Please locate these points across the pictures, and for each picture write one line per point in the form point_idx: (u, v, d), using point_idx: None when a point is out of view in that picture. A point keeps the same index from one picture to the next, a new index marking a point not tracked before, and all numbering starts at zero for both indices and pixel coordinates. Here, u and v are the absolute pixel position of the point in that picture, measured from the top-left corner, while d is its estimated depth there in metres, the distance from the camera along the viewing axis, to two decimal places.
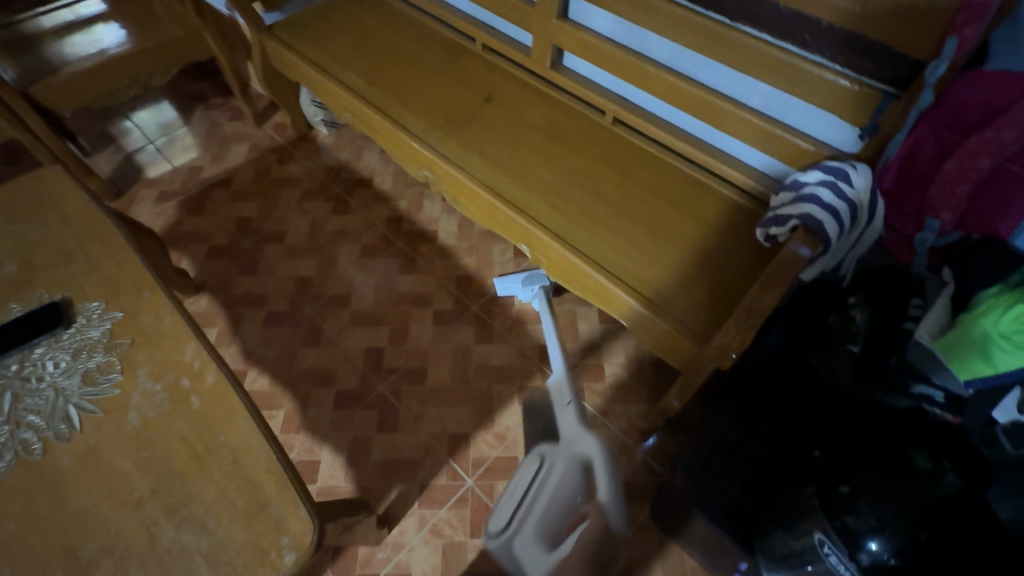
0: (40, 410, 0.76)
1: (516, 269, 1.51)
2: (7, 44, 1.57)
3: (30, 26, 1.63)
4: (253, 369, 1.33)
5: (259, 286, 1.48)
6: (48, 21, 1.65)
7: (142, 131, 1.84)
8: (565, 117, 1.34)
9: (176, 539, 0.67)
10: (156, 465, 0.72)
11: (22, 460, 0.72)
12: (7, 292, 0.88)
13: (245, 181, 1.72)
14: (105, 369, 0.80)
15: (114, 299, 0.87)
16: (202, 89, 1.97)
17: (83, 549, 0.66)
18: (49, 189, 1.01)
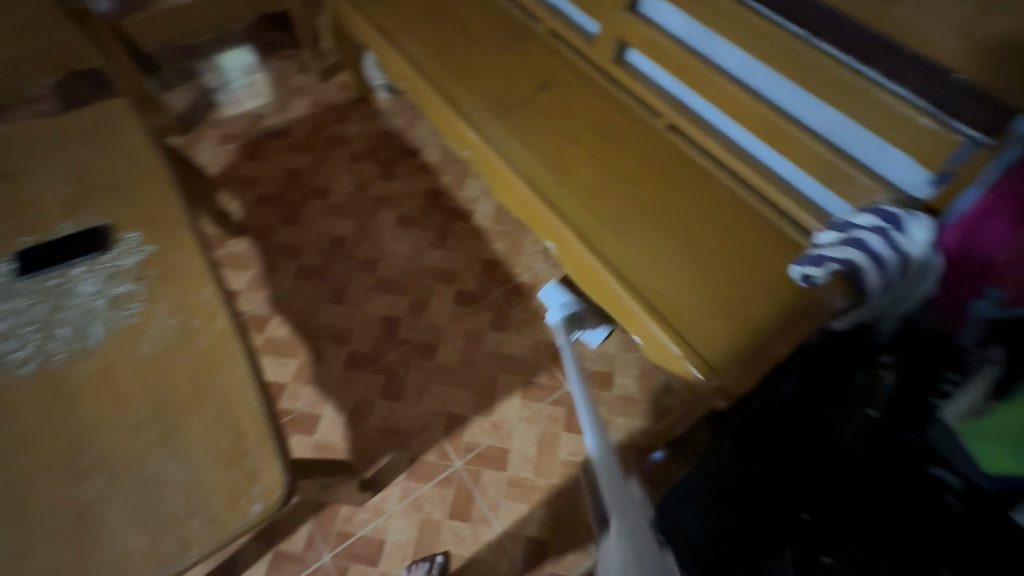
0: (70, 324, 0.83)
1: (543, 262, 1.49)
2: None
3: None
4: (277, 318, 1.39)
5: (296, 238, 1.54)
6: None
7: (219, 73, 1.93)
8: (619, 114, 1.29)
9: (162, 466, 0.72)
10: (157, 394, 0.77)
11: (46, 367, 0.79)
12: (61, 211, 0.95)
13: (302, 135, 1.77)
14: (131, 297, 0.86)
15: (151, 232, 0.93)
16: (279, 39, 2.03)
17: (81, 459, 0.72)
18: (113, 119, 1.08)
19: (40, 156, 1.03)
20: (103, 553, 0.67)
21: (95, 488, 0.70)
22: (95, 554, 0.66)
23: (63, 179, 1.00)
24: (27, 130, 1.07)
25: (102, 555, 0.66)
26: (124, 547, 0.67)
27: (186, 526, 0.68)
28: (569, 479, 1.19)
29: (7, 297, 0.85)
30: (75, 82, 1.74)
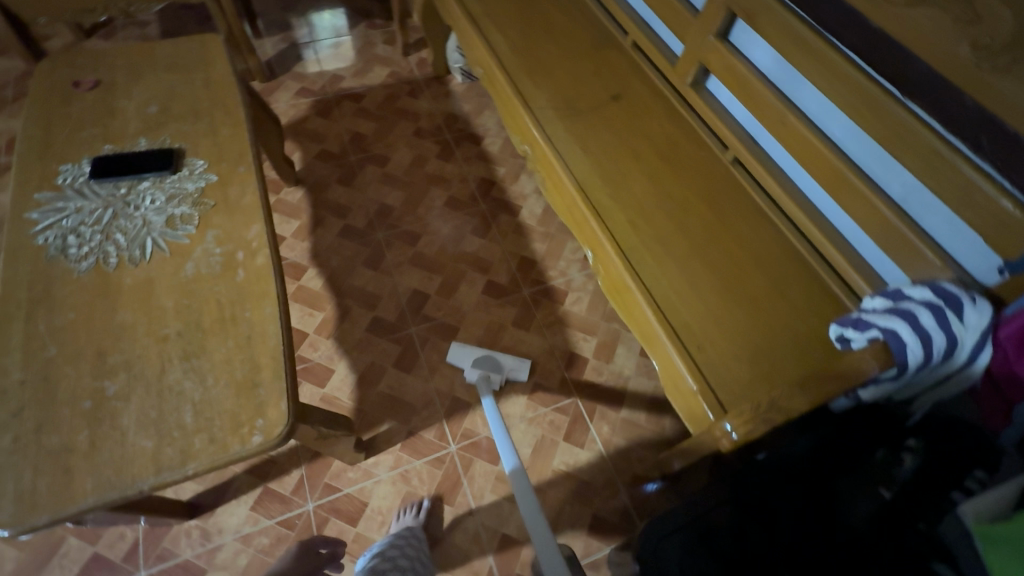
0: (127, 233, 0.88)
1: (577, 271, 1.51)
2: None
3: None
4: (314, 270, 1.44)
5: (347, 199, 1.59)
6: None
7: (310, 30, 2.01)
8: (685, 138, 1.27)
9: (179, 379, 0.76)
10: (189, 313, 0.82)
11: (98, 267, 0.84)
12: (142, 127, 1.02)
13: (374, 102, 1.82)
14: (185, 220, 0.91)
15: (216, 163, 0.98)
16: (372, 8, 2.10)
17: (111, 356, 0.77)
18: (204, 53, 1.15)
19: (134, 74, 1.10)
20: (112, 445, 0.71)
21: (117, 386, 0.75)
22: (106, 445, 0.71)
23: (150, 99, 1.06)
24: (128, 48, 1.14)
25: (110, 447, 0.71)
26: (130, 446, 0.71)
27: (189, 440, 0.72)
28: (557, 488, 1.20)
29: (78, 196, 0.91)
30: (180, 15, 1.85)
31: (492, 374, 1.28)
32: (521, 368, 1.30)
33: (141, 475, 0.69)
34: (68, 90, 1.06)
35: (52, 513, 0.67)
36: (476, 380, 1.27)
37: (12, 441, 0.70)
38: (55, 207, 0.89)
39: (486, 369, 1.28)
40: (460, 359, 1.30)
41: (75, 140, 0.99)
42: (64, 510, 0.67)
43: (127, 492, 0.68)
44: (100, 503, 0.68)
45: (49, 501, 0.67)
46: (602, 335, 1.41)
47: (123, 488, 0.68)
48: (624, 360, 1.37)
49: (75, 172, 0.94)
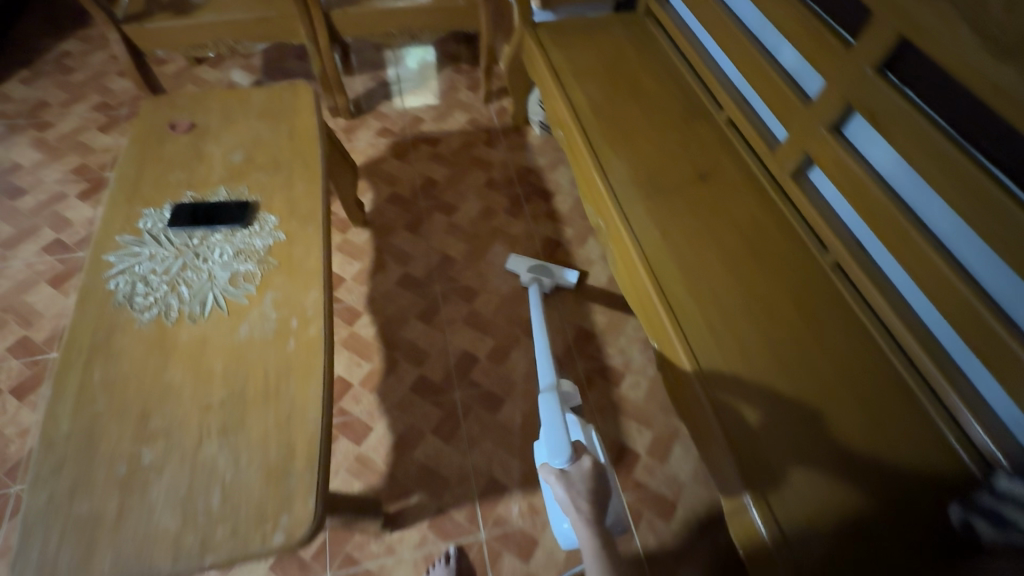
0: (191, 286, 0.89)
1: (638, 353, 1.40)
2: None
3: None
4: (368, 317, 1.43)
5: (411, 246, 1.57)
6: None
7: (397, 70, 2.06)
8: (778, 232, 1.15)
9: (213, 456, 0.73)
10: (235, 381, 0.79)
11: (159, 320, 0.85)
12: (224, 175, 1.04)
13: (449, 148, 1.82)
14: (248, 278, 0.90)
15: (287, 220, 0.98)
16: (461, 52, 2.12)
17: (153, 420, 0.76)
18: (293, 103, 1.16)
19: (226, 119, 1.13)
20: (137, 521, 0.69)
21: (154, 454, 0.73)
22: (131, 520, 0.69)
23: (236, 146, 1.08)
24: (225, 92, 1.18)
25: (136, 522, 0.68)
26: (154, 525, 0.68)
27: (211, 529, 0.68)
28: None
29: (154, 242, 0.93)
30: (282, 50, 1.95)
31: (542, 278, 1.46)
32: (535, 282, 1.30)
33: (158, 561, 0.66)
34: (165, 132, 1.10)
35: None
36: (529, 282, 1.46)
37: (48, 499, 0.70)
38: (132, 252, 0.92)
39: (537, 275, 1.46)
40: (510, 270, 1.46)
41: (162, 183, 1.02)
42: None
43: None
44: None
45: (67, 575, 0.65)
46: (658, 429, 1.29)
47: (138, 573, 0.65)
48: (680, 462, 1.24)
49: (156, 217, 0.96)
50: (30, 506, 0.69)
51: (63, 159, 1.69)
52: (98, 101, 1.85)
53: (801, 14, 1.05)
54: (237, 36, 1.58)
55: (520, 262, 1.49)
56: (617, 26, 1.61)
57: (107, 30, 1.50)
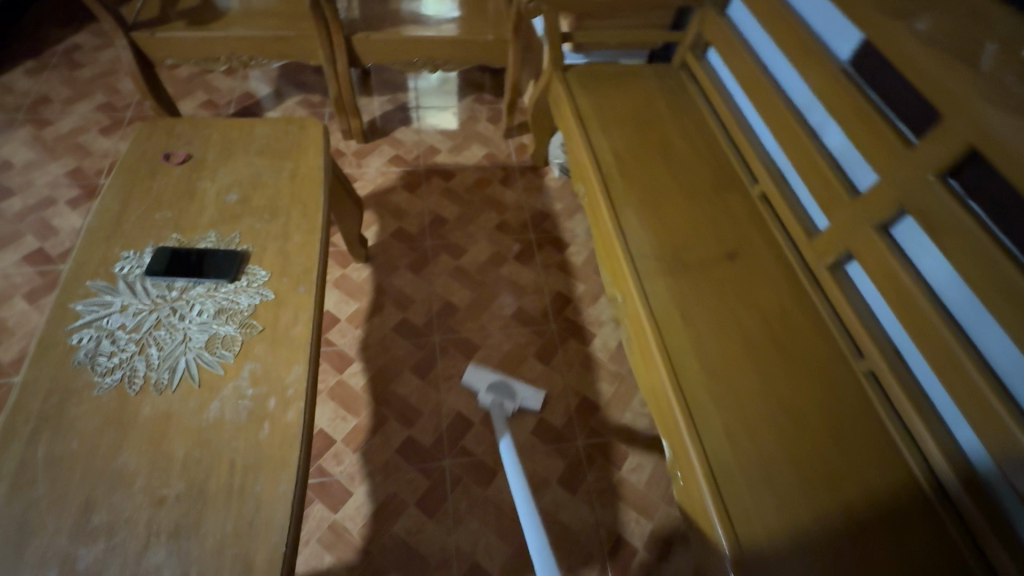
0: (162, 348, 0.79)
1: (643, 431, 1.31)
2: None
3: None
4: (359, 364, 1.33)
5: (412, 288, 1.48)
6: None
7: (416, 94, 1.98)
8: (807, 325, 1.07)
9: (157, 567, 0.63)
10: (196, 472, 0.70)
11: (120, 387, 0.75)
12: (215, 218, 0.95)
13: (463, 184, 1.74)
14: (227, 343, 0.81)
15: (278, 276, 0.89)
16: (484, 82, 2.05)
17: (96, 515, 0.66)
18: (300, 140, 1.08)
19: (226, 153, 1.05)
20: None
21: (91, 557, 0.64)
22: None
23: (232, 185, 1.00)
24: (228, 122, 1.10)
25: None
26: None
27: None
28: None
29: (128, 292, 0.84)
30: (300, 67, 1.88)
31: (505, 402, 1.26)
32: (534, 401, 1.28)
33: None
34: (158, 163, 1.02)
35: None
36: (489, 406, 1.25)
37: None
38: (102, 302, 0.83)
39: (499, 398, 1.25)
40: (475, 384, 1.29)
41: (147, 222, 0.93)
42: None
43: None
44: None
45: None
46: (659, 522, 1.19)
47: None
48: (680, 561, 1.15)
49: (135, 262, 0.88)
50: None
51: (60, 160, 1.61)
52: (102, 101, 1.77)
53: (855, 99, 0.97)
54: (251, 52, 1.51)
55: (477, 372, 1.30)
56: (649, 76, 1.54)
57: (116, 36, 1.43)
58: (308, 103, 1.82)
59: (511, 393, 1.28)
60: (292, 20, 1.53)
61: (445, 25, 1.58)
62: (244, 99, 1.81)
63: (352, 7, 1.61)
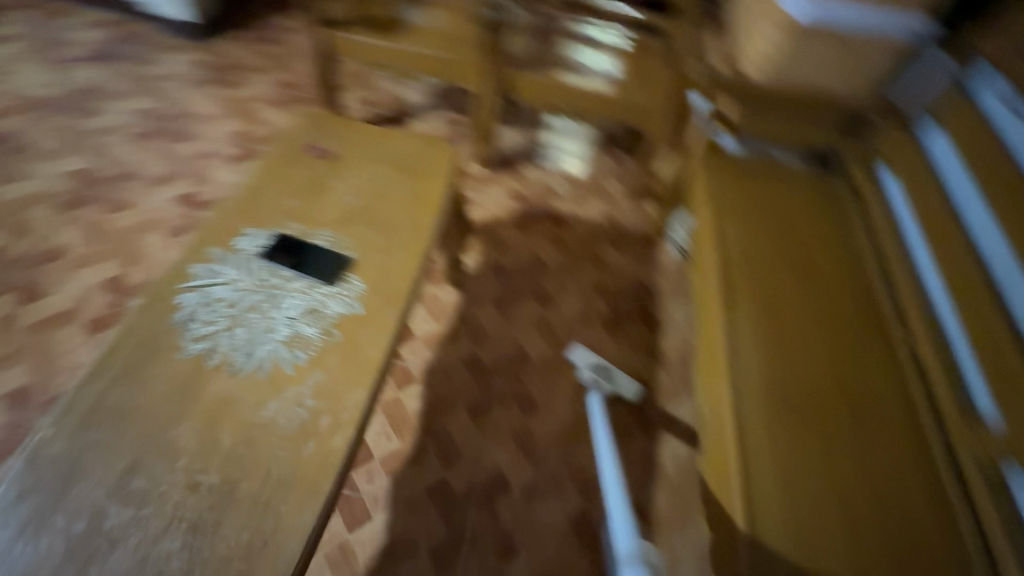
0: (247, 330, 0.81)
1: (691, 564, 1.14)
2: None
3: None
4: (417, 387, 1.31)
5: (492, 326, 1.45)
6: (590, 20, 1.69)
7: (552, 134, 1.99)
8: (938, 525, 0.82)
9: (166, 557, 0.63)
10: (235, 468, 0.69)
11: (200, 358, 0.78)
12: (334, 217, 0.98)
13: (572, 234, 1.69)
14: (304, 344, 0.81)
15: (371, 292, 0.89)
16: (622, 137, 2.00)
17: (137, 478, 0.67)
18: (433, 162, 1.10)
19: (363, 157, 1.09)
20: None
21: (116, 521, 0.64)
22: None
23: (358, 189, 1.03)
24: (374, 128, 1.15)
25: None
26: None
27: None
28: None
29: (238, 267, 0.88)
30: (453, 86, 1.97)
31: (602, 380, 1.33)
32: (631, 389, 1.33)
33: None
34: (303, 151, 1.08)
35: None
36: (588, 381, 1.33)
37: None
38: (213, 270, 0.87)
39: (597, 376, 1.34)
40: (577, 360, 1.38)
41: (275, 205, 0.98)
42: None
43: None
44: None
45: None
46: None
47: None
48: None
49: (253, 239, 0.92)
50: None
51: (229, 121, 1.79)
52: (280, 79, 1.96)
53: None
54: (419, 68, 1.59)
55: (582, 350, 1.39)
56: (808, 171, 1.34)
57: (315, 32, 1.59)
58: (450, 121, 1.90)
59: (609, 375, 1.35)
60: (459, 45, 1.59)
61: (604, 82, 1.56)
62: (395, 103, 1.93)
63: (520, 42, 1.63)
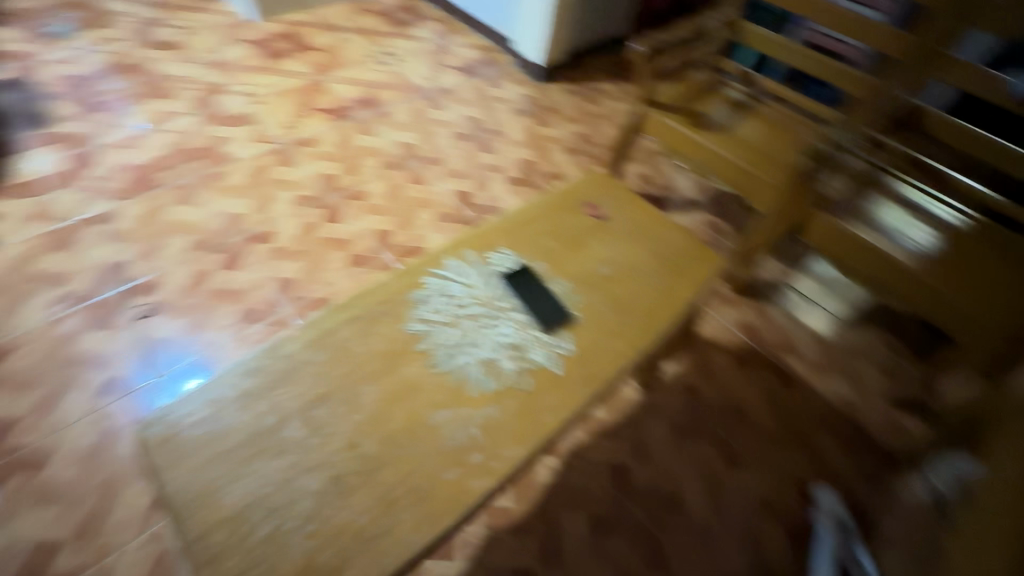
0: (459, 335, 0.91)
1: None
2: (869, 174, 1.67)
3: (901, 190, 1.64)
4: (556, 458, 1.32)
5: (657, 446, 1.39)
6: (912, 197, 1.63)
7: (822, 287, 1.84)
8: None
9: (305, 491, 0.72)
10: (388, 451, 0.77)
11: (419, 338, 0.90)
12: (578, 278, 1.05)
13: (789, 402, 1.52)
14: (496, 375, 0.87)
15: (575, 360, 0.92)
16: (897, 333, 1.73)
17: (318, 411, 0.80)
18: (692, 266, 1.12)
19: (629, 236, 1.15)
20: (226, 471, 0.73)
21: (294, 433, 0.77)
22: (226, 467, 0.73)
23: (609, 264, 1.09)
24: (652, 214, 1.21)
25: (221, 471, 0.73)
26: (228, 490, 0.71)
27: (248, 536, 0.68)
28: None
29: (481, 276, 1.00)
30: (729, 219, 2.02)
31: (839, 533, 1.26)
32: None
33: (198, 521, 0.69)
34: (580, 208, 1.19)
35: (162, 460, 0.73)
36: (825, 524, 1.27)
37: (223, 388, 0.81)
38: (461, 271, 1.00)
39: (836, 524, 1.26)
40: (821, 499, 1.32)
41: (536, 240, 1.10)
42: (162, 471, 0.72)
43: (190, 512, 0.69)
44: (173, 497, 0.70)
45: (170, 453, 0.74)
46: None
47: (183, 513, 0.69)
48: None
49: (503, 260, 1.04)
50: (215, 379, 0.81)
51: (526, 163, 2.11)
52: (579, 144, 2.24)
53: None
54: (721, 172, 1.66)
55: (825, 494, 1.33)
56: None
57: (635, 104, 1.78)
58: (711, 245, 1.95)
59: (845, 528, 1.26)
60: (771, 165, 1.63)
61: (912, 256, 1.44)
62: (662, 202, 2.06)
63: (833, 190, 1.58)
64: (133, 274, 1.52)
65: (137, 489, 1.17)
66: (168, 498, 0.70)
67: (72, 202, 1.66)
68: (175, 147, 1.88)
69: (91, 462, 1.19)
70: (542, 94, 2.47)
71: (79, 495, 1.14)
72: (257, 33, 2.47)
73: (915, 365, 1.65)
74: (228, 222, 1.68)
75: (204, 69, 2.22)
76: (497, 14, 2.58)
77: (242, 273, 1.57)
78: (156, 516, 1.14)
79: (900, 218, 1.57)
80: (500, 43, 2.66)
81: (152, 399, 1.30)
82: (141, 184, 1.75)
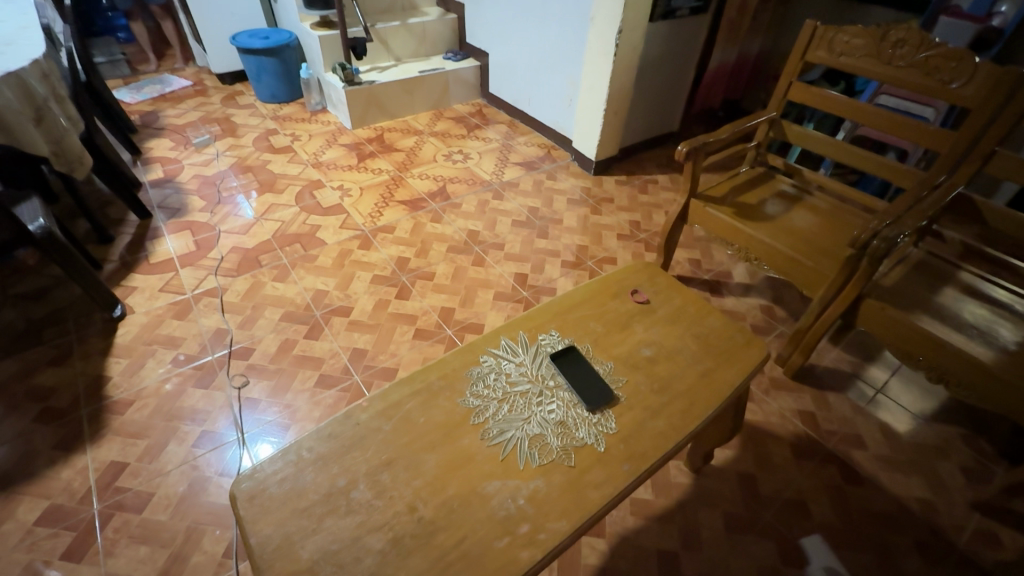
0: (510, 411, 1.00)
1: None
2: (921, 264, 1.68)
3: (959, 278, 1.62)
4: (602, 540, 1.31)
5: (709, 535, 1.35)
6: (972, 286, 1.60)
7: (888, 378, 1.77)
8: None
9: (368, 549, 0.81)
10: (446, 516, 0.85)
11: (473, 412, 1.00)
12: (621, 358, 1.13)
13: (855, 498, 1.43)
14: (542, 450, 0.94)
15: (618, 439, 0.97)
16: (979, 430, 1.61)
17: (383, 477, 0.90)
18: (735, 350, 1.16)
19: (672, 319, 1.23)
20: (299, 527, 0.83)
21: (361, 495, 0.87)
22: (303, 522, 0.84)
23: (652, 346, 1.16)
24: (694, 299, 1.28)
25: (299, 526, 0.83)
26: (300, 546, 0.81)
27: None
28: None
29: (531, 357, 1.11)
30: (785, 304, 2.03)
31: None
32: None
33: (276, 572, 0.78)
34: (625, 294, 1.29)
35: (249, 513, 0.85)
36: None
37: (303, 450, 0.93)
38: (514, 351, 1.12)
39: None
40: None
41: (583, 324, 1.20)
42: (249, 523, 0.84)
43: (270, 563, 0.79)
44: (253, 549, 0.81)
45: (258, 507, 0.86)
46: None
47: (264, 563, 0.79)
48: None
49: (551, 343, 1.15)
50: (297, 441, 0.94)
51: (578, 249, 2.26)
52: (631, 231, 2.38)
53: None
54: (768, 261, 1.73)
55: None
56: None
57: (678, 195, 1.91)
58: (765, 330, 1.95)
59: None
60: (817, 255, 1.66)
61: (978, 349, 1.39)
62: (715, 286, 2.11)
63: (883, 280, 1.60)
64: (232, 340, 1.76)
65: (214, 536, 1.29)
66: (251, 548, 0.81)
67: (192, 278, 1.98)
68: (276, 233, 2.21)
69: (176, 509, 1.33)
70: (596, 185, 2.68)
71: (168, 538, 1.28)
72: (351, 139, 2.92)
73: (1003, 466, 1.51)
74: (313, 297, 1.93)
75: (306, 169, 2.64)
76: (555, 115, 2.88)
77: (321, 342, 1.78)
78: (228, 564, 1.24)
79: (963, 307, 1.52)
80: (558, 142, 2.96)
81: (235, 457, 1.45)
82: (247, 264, 2.06)
